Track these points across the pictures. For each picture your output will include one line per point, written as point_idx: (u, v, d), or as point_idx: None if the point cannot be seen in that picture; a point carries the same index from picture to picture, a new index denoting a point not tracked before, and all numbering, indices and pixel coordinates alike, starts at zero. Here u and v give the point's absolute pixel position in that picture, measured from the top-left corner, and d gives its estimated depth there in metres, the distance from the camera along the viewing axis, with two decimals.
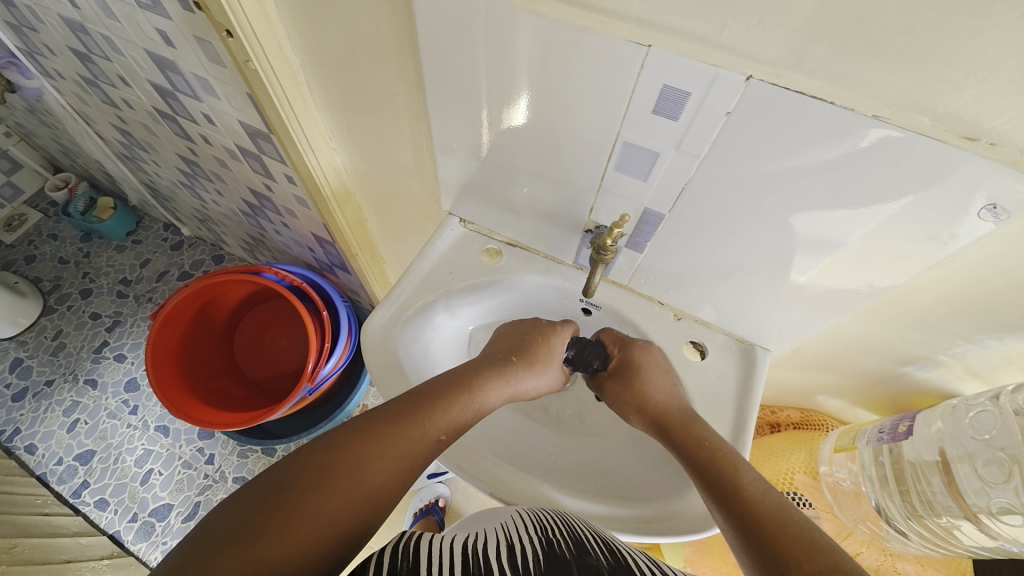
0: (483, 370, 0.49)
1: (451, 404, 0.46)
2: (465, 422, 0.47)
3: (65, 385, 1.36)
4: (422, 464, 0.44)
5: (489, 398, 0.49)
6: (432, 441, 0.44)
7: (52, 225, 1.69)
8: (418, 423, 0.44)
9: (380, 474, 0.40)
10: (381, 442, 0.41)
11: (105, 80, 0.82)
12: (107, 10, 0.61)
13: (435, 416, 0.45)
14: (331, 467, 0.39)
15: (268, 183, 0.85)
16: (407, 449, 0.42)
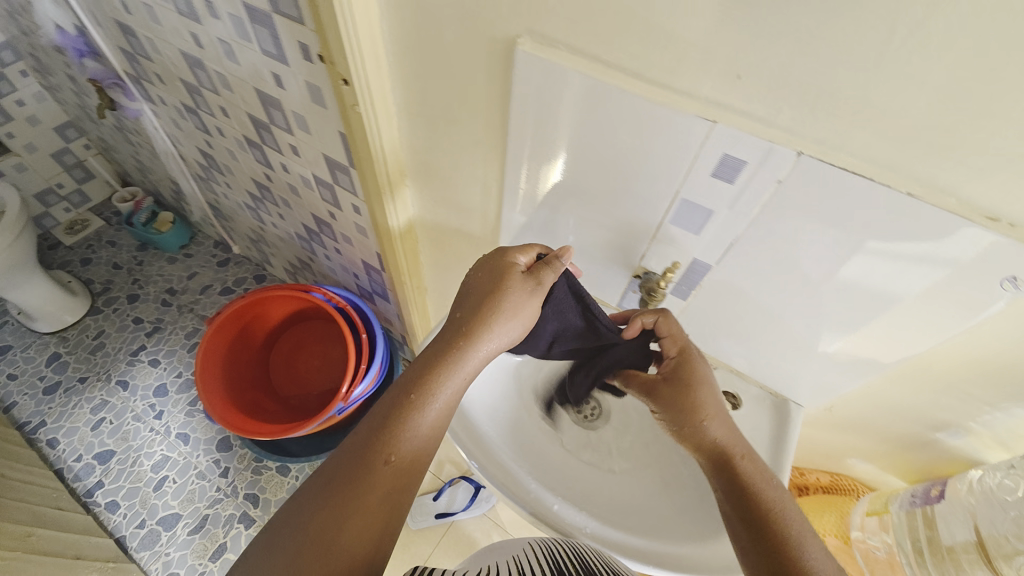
0: (428, 370, 0.49)
1: (411, 411, 0.47)
2: (424, 424, 0.48)
3: (98, 384, 1.40)
4: (404, 478, 0.46)
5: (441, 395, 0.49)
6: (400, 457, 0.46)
7: (112, 232, 1.81)
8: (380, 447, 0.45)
9: (394, 484, 0.45)
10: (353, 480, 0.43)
11: (205, 110, 0.94)
12: (230, 54, 0.71)
13: (391, 436, 0.46)
14: (338, 502, 0.42)
15: (332, 211, 0.93)
16: (378, 476, 0.44)
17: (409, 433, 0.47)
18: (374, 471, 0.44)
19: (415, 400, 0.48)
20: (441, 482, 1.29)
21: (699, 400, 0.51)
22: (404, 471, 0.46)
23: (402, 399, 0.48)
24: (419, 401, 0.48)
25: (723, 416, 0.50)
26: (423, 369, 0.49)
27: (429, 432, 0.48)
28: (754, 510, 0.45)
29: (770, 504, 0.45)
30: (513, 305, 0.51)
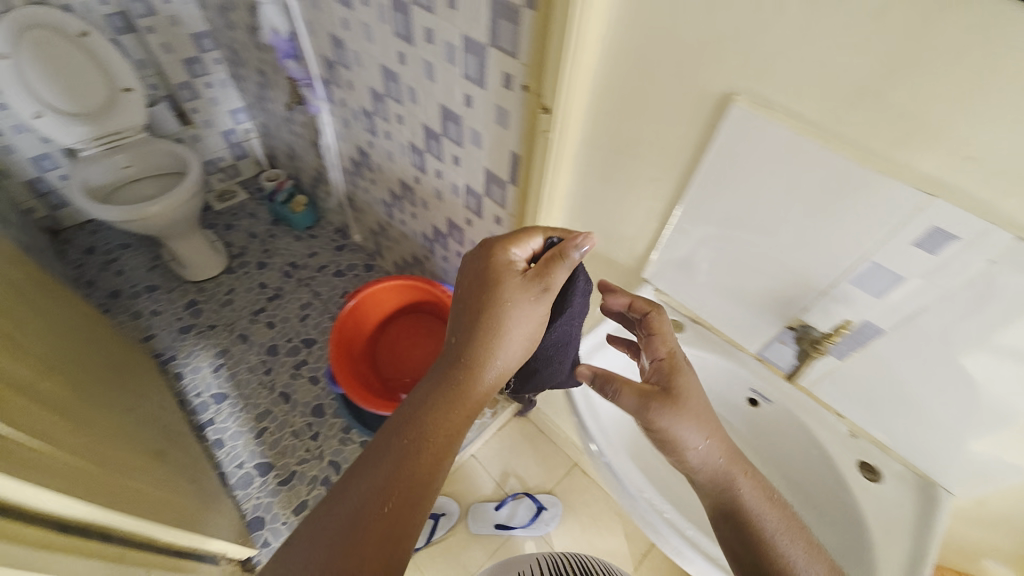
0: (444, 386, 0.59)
1: (432, 422, 0.57)
2: (445, 429, 0.57)
3: (223, 333, 1.59)
4: (434, 473, 0.55)
5: (456, 405, 0.58)
6: (426, 459, 0.55)
7: (253, 205, 2.06)
8: (407, 453, 0.55)
9: (423, 479, 0.54)
10: (387, 483, 0.53)
11: (382, 115, 1.07)
12: (431, 74, 0.83)
13: (417, 444, 0.55)
14: (377, 500, 0.52)
15: (471, 218, 1.02)
16: (410, 475, 0.54)
17: (432, 439, 0.56)
18: (380, 505, 0.52)
19: (436, 412, 0.57)
20: (506, 492, 1.33)
21: (693, 421, 0.53)
22: (433, 468, 0.55)
23: (424, 412, 0.57)
24: (418, 436, 0.56)
25: (714, 434, 0.54)
26: (426, 405, 0.58)
27: (450, 436, 0.57)
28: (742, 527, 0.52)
29: (773, 527, 0.52)
30: (517, 312, 0.59)
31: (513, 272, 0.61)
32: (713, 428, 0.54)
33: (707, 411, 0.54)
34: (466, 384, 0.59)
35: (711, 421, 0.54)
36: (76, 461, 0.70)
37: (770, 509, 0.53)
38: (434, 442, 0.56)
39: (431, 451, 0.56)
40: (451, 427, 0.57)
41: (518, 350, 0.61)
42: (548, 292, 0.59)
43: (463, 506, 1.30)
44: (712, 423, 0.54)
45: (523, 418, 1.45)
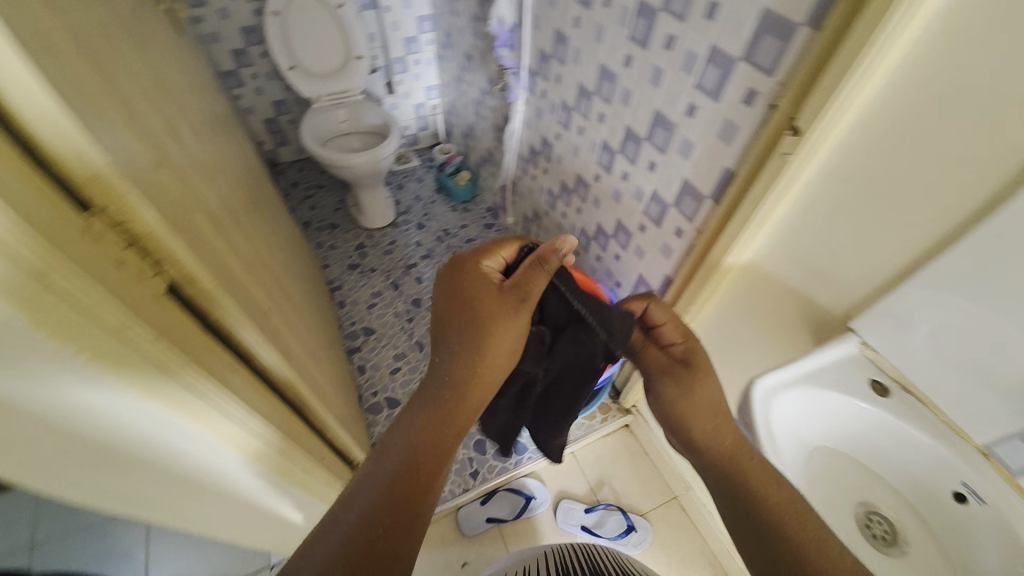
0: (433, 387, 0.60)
1: (428, 420, 0.57)
2: (440, 426, 0.57)
3: (380, 277, 1.81)
4: (434, 465, 0.55)
5: (453, 400, 0.59)
6: (425, 453, 0.55)
7: (422, 171, 2.28)
8: (404, 449, 0.54)
9: (425, 472, 0.53)
10: (386, 478, 0.52)
11: (582, 111, 1.13)
12: (656, 79, 0.84)
13: (413, 441, 0.55)
14: (381, 494, 0.50)
15: (646, 225, 1.03)
16: (409, 467, 0.53)
17: (429, 434, 0.56)
18: (366, 535, 0.47)
19: (429, 412, 0.58)
20: (598, 497, 1.33)
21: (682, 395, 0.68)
22: (432, 461, 0.54)
23: (416, 414, 0.58)
24: (407, 459, 0.54)
25: (700, 416, 0.67)
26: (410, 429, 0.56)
27: (446, 432, 0.57)
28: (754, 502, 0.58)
29: (780, 514, 0.56)
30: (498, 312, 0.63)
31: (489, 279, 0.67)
32: (702, 411, 0.67)
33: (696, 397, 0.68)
34: (453, 402, 0.59)
35: (700, 408, 0.67)
36: (303, 352, 0.88)
37: (775, 492, 0.59)
38: (428, 437, 0.56)
39: (428, 447, 0.55)
40: (445, 422, 0.58)
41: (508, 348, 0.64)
42: (528, 299, 0.65)
43: (555, 496, 1.34)
44: (712, 407, 0.67)
45: (630, 432, 1.45)
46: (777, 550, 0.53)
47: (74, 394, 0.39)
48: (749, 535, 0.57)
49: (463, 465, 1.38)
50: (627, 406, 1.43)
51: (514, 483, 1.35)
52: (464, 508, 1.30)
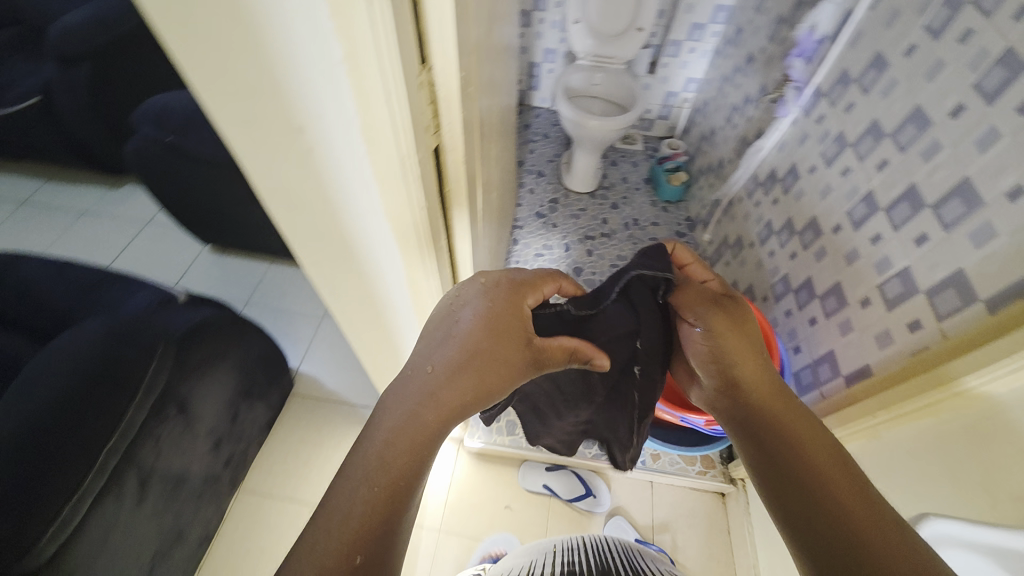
0: (418, 402, 0.56)
1: (409, 439, 0.54)
2: (424, 446, 0.55)
3: (557, 234, 1.89)
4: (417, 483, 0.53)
5: (441, 422, 0.56)
6: (409, 472, 0.53)
7: (639, 157, 2.18)
8: (387, 467, 0.52)
9: (407, 493, 0.52)
10: (367, 497, 0.50)
11: (859, 151, 0.98)
12: (986, 143, 0.72)
13: (392, 460, 0.53)
14: (364, 514, 0.50)
15: (871, 300, 0.90)
16: (391, 487, 0.52)
17: (409, 452, 0.54)
18: (347, 559, 0.47)
19: (409, 432, 0.54)
20: (656, 538, 1.25)
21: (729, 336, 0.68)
22: (416, 478, 0.53)
23: (397, 429, 0.54)
24: (387, 478, 0.52)
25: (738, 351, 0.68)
26: (393, 444, 0.53)
27: (427, 452, 0.55)
28: (793, 447, 0.60)
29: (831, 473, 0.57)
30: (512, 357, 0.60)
31: (515, 318, 0.62)
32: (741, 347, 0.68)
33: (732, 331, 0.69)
34: (435, 422, 0.56)
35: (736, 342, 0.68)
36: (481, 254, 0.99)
37: (813, 446, 0.60)
38: (410, 457, 0.53)
39: (411, 470, 0.53)
40: (430, 441, 0.55)
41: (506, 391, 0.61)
42: (539, 367, 0.62)
43: (614, 509, 1.29)
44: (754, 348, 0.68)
45: (722, 502, 1.30)
46: (830, 504, 0.54)
47: (347, 192, 0.54)
48: (794, 483, 0.58)
49: None
50: (734, 477, 1.28)
51: (583, 472, 1.34)
52: (530, 463, 1.35)
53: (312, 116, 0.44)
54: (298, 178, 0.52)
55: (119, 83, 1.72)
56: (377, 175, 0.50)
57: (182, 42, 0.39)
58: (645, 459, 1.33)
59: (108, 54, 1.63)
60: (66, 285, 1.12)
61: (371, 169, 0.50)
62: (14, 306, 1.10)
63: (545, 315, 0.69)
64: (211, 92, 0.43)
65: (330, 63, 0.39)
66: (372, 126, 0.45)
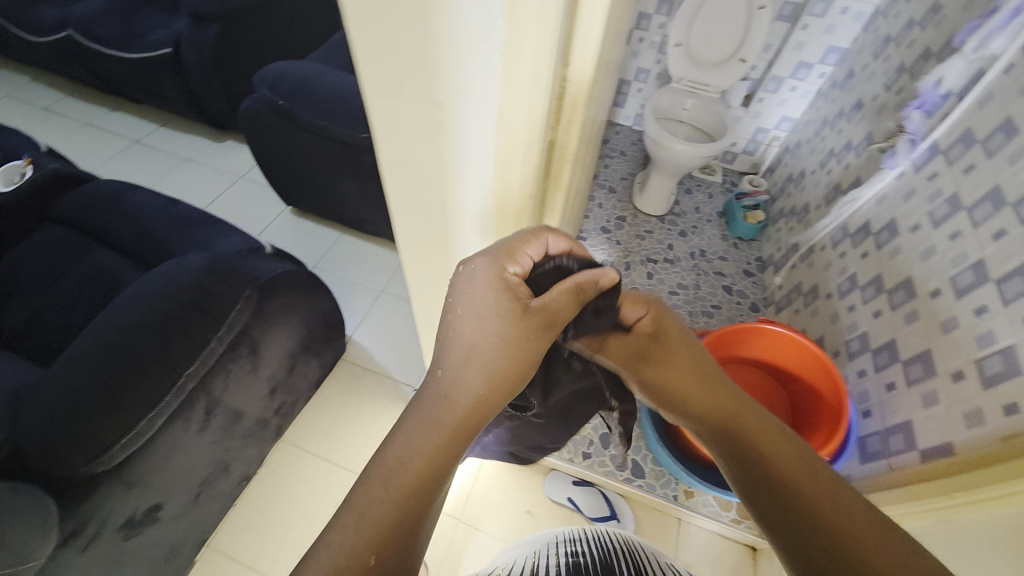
0: (433, 405, 0.53)
1: (422, 441, 0.51)
2: (439, 448, 0.52)
3: (620, 252, 1.87)
4: (432, 487, 0.50)
5: (457, 421, 0.53)
6: (423, 475, 0.50)
7: (716, 189, 2.11)
8: (399, 470, 0.49)
9: (421, 496, 0.49)
10: (377, 504, 0.48)
11: (973, 216, 0.92)
12: None
13: (402, 463, 0.50)
14: (374, 519, 0.47)
15: (962, 374, 0.85)
16: (405, 492, 0.49)
17: (422, 454, 0.51)
18: (361, 560, 0.45)
19: (422, 436, 0.51)
20: None
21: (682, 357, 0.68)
22: (432, 481, 0.50)
23: (410, 431, 0.52)
24: (399, 483, 0.49)
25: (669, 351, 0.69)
26: (410, 444, 0.51)
27: (441, 452, 0.52)
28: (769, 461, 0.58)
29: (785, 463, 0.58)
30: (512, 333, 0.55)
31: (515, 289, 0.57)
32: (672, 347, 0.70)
33: (664, 328, 0.71)
34: (450, 422, 0.53)
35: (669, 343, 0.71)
36: None
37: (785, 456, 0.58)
38: (423, 458, 0.50)
39: (425, 472, 0.50)
40: (446, 444, 0.52)
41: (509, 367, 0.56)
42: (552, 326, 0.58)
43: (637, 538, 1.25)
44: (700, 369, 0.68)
45: (753, 555, 1.23)
46: (815, 512, 0.52)
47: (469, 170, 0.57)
48: (783, 504, 0.54)
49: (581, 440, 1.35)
50: None
51: (610, 494, 1.31)
52: (556, 473, 1.34)
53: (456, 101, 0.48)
54: (411, 153, 0.56)
55: (241, 47, 1.87)
56: (485, 149, 0.56)
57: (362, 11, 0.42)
58: (678, 494, 1.27)
59: (237, 20, 1.78)
60: (170, 219, 1.22)
61: (485, 145, 0.55)
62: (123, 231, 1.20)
63: (546, 275, 0.62)
64: (371, 63, 0.47)
65: (491, 43, 0.45)
66: (503, 103, 0.52)
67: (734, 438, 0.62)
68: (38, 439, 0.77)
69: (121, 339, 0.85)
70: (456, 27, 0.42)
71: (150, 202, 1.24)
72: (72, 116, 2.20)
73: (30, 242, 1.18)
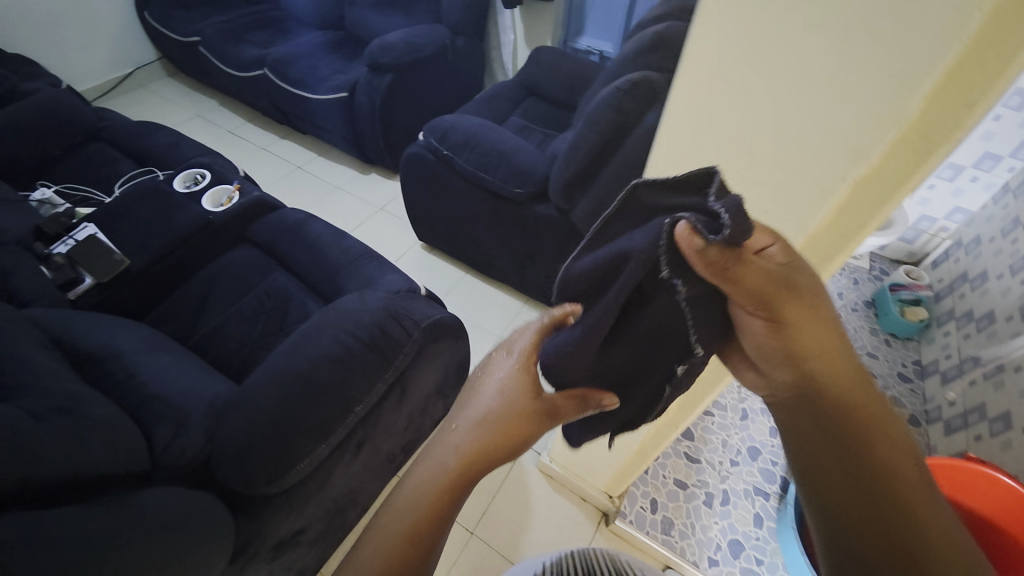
0: (437, 458, 0.57)
1: (424, 495, 0.55)
2: (437, 504, 0.55)
3: None
4: (428, 544, 0.54)
5: (453, 478, 0.55)
6: (419, 531, 0.54)
7: (863, 275, 1.93)
8: (403, 524, 0.55)
9: (416, 551, 0.54)
10: (380, 552, 0.54)
11: None
12: None
13: (407, 515, 0.55)
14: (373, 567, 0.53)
15: None
16: (406, 545, 0.54)
17: (421, 505, 0.55)
18: None
19: (422, 489, 0.56)
20: None
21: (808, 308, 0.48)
22: (427, 540, 0.54)
23: (414, 483, 0.57)
24: (399, 536, 0.54)
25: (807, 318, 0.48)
26: (426, 479, 0.56)
27: (437, 506, 0.55)
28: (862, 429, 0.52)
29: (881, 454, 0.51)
30: (516, 405, 0.55)
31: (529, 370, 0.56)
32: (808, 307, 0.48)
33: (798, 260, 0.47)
34: (453, 482, 0.56)
35: (807, 298, 0.47)
36: None
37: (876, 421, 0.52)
38: (420, 511, 0.55)
39: (423, 530, 0.54)
40: (443, 503, 0.55)
41: (508, 438, 0.55)
42: (553, 418, 0.55)
43: None
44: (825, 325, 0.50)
45: None
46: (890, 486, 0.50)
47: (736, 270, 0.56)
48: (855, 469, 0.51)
49: (708, 541, 1.22)
50: None
51: None
52: (673, 573, 1.19)
53: (734, 161, 0.47)
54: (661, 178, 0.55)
55: (404, 94, 2.07)
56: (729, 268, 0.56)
57: (704, 85, 0.44)
58: None
59: (407, 70, 2.02)
60: (341, 250, 1.32)
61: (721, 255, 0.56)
62: (301, 255, 1.32)
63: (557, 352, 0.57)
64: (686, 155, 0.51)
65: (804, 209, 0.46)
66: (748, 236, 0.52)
67: (840, 435, 0.52)
68: (234, 458, 0.82)
69: (313, 368, 0.90)
70: (787, 164, 0.44)
71: (327, 233, 1.37)
72: (249, 140, 2.53)
73: (226, 258, 1.29)
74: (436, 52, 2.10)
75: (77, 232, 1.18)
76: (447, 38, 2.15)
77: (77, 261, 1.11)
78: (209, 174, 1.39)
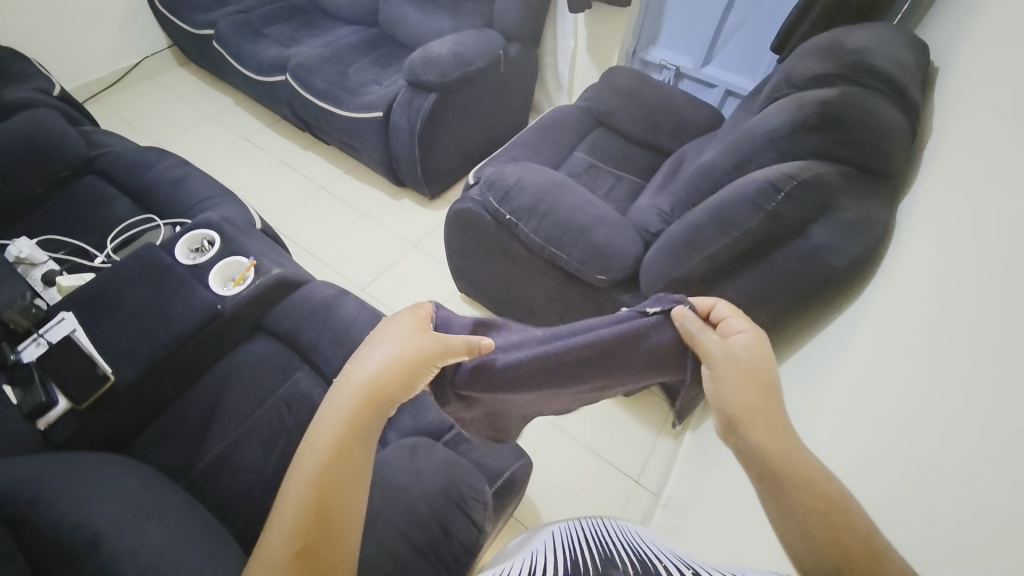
0: (345, 378, 0.61)
1: (328, 407, 0.58)
2: (342, 408, 0.57)
3: None
4: (341, 455, 0.55)
5: (350, 381, 0.60)
6: (338, 439, 0.55)
7: None
8: (313, 440, 0.55)
9: (329, 458, 0.54)
10: (297, 475, 0.54)
11: None
12: None
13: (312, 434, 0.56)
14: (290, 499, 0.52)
15: None
16: (316, 457, 0.54)
17: (324, 420, 0.57)
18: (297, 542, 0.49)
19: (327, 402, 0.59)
20: None
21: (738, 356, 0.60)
22: (342, 452, 0.55)
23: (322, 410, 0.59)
24: (319, 446, 0.55)
25: (746, 390, 0.58)
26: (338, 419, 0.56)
27: (343, 409, 0.57)
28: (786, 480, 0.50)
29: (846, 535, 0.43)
30: (392, 336, 0.64)
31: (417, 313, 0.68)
32: (752, 381, 0.58)
33: (750, 347, 0.61)
34: (351, 405, 0.57)
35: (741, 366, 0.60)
36: None
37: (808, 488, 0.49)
38: (319, 426, 0.57)
39: (325, 434, 0.55)
40: (346, 404, 0.58)
41: (386, 348, 0.62)
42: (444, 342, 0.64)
43: None
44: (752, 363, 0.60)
45: None
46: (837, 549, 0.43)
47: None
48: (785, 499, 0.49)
49: None
50: None
51: None
52: None
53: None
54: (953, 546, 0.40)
55: (449, 114, 1.78)
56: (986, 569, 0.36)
57: None
58: None
59: (454, 88, 1.72)
60: None
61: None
62: (331, 350, 1.08)
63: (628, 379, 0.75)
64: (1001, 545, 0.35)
65: None
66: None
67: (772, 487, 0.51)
68: None
69: None
70: None
71: (361, 319, 1.12)
72: (266, 150, 2.25)
73: (239, 356, 1.05)
74: (488, 65, 1.79)
75: (49, 325, 0.94)
76: (501, 47, 1.83)
77: (49, 372, 0.88)
78: (218, 239, 1.13)
